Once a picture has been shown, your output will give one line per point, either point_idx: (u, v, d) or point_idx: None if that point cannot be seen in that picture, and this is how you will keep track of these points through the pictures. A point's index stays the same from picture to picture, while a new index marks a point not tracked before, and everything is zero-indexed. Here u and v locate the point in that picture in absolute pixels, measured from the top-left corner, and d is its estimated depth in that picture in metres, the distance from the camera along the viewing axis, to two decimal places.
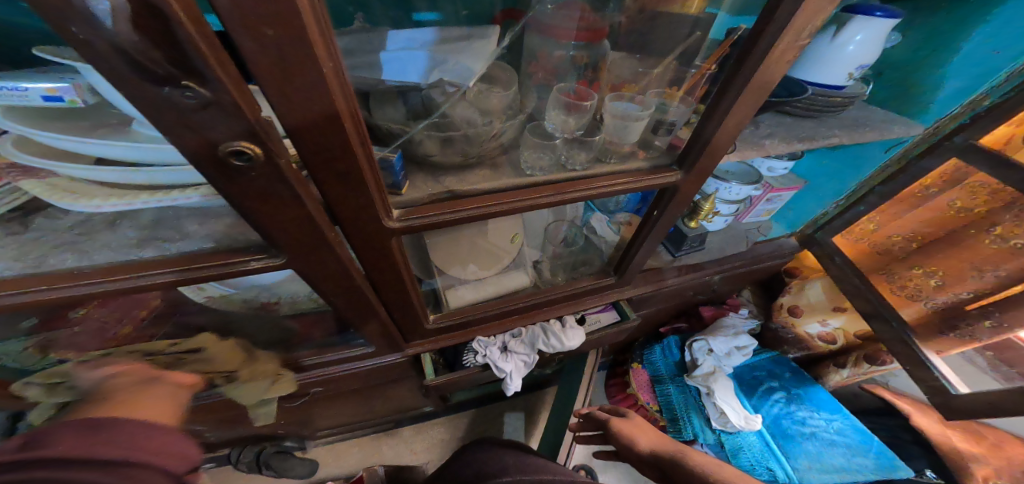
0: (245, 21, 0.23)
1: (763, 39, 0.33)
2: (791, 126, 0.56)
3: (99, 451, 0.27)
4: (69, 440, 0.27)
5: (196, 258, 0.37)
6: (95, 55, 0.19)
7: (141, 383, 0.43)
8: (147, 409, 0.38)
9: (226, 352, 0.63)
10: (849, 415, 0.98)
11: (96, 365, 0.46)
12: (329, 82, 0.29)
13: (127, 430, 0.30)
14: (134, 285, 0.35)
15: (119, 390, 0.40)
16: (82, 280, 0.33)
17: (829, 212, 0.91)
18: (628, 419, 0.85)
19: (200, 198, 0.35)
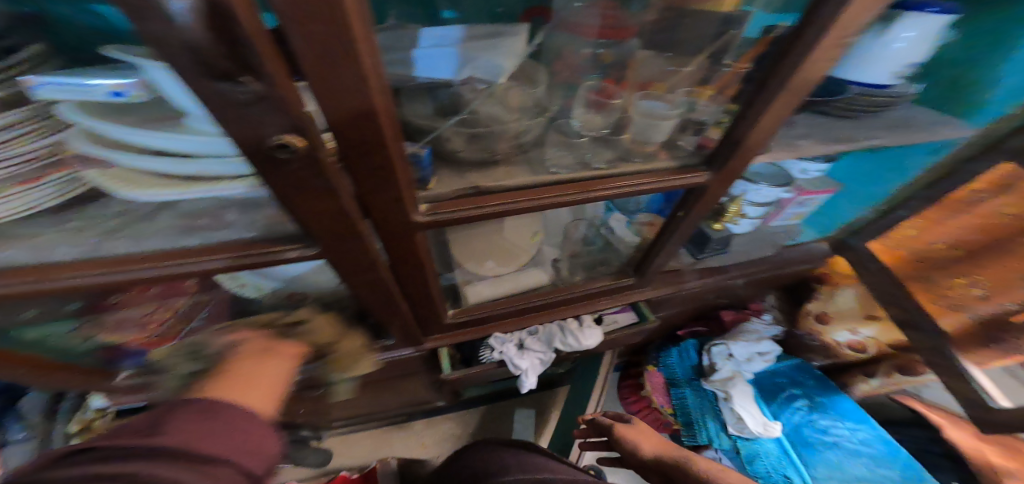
0: (295, 19, 0.24)
1: (807, 35, 0.32)
2: (829, 126, 0.55)
3: (200, 444, 0.30)
4: (180, 429, 0.31)
5: (245, 246, 0.39)
6: (167, 51, 0.20)
7: (261, 357, 0.48)
8: (262, 389, 0.43)
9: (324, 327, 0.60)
10: (875, 426, 0.93)
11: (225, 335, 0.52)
12: (369, 78, 0.30)
13: (226, 423, 0.34)
14: (182, 270, 0.37)
15: (242, 365, 0.45)
16: (135, 265, 0.35)
17: (864, 217, 0.89)
18: (631, 424, 0.84)
19: (245, 189, 0.37)
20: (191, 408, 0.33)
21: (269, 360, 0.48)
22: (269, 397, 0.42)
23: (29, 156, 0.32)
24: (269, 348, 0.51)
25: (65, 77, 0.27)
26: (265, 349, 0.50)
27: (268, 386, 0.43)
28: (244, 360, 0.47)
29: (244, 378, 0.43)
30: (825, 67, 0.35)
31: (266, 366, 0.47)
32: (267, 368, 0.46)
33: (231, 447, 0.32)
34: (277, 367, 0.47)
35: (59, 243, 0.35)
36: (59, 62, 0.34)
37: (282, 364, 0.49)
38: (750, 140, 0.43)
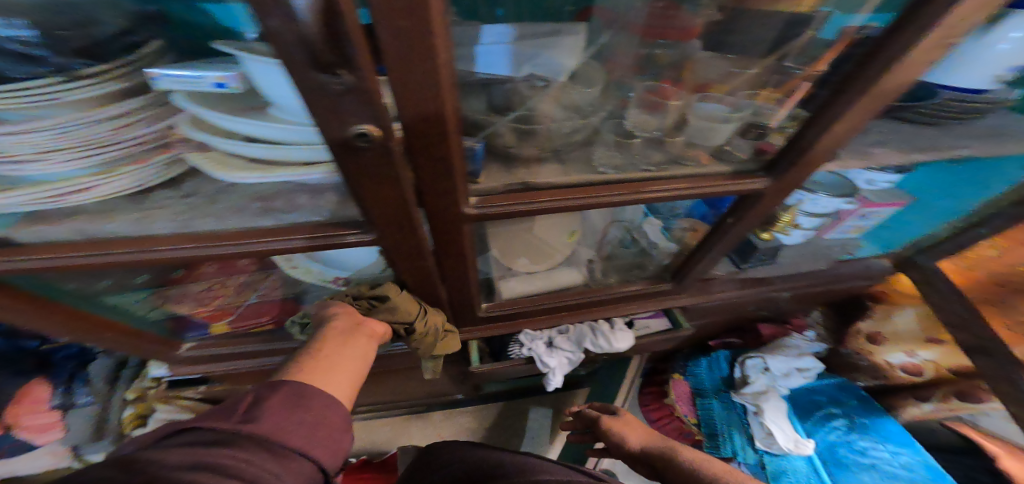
0: (386, 13, 0.25)
1: (900, 37, 0.30)
2: (909, 134, 0.52)
3: (289, 437, 0.33)
4: (276, 419, 0.34)
5: (322, 227, 0.42)
6: (283, 42, 0.23)
7: (349, 334, 0.52)
8: (348, 371, 0.46)
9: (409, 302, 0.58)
10: (921, 452, 0.87)
11: (330, 308, 0.55)
12: (440, 73, 0.31)
13: (314, 414, 0.37)
14: (269, 247, 0.41)
15: (333, 343, 0.49)
16: (219, 240, 0.39)
17: (940, 232, 0.80)
18: (617, 416, 0.82)
19: (323, 174, 0.41)
20: (284, 393, 0.37)
21: (356, 340, 0.51)
22: (351, 380, 0.46)
23: (140, 140, 0.36)
24: (357, 325, 0.54)
25: (181, 70, 0.31)
26: (354, 326, 0.53)
27: (352, 370, 0.47)
28: (334, 337, 0.50)
29: (333, 359, 0.46)
30: (915, 70, 0.33)
31: (353, 346, 0.50)
32: (351, 349, 0.49)
33: (313, 439, 0.35)
34: (359, 348, 0.50)
35: (158, 218, 0.38)
36: (168, 56, 0.38)
37: (365, 345, 0.52)
38: (815, 144, 0.42)
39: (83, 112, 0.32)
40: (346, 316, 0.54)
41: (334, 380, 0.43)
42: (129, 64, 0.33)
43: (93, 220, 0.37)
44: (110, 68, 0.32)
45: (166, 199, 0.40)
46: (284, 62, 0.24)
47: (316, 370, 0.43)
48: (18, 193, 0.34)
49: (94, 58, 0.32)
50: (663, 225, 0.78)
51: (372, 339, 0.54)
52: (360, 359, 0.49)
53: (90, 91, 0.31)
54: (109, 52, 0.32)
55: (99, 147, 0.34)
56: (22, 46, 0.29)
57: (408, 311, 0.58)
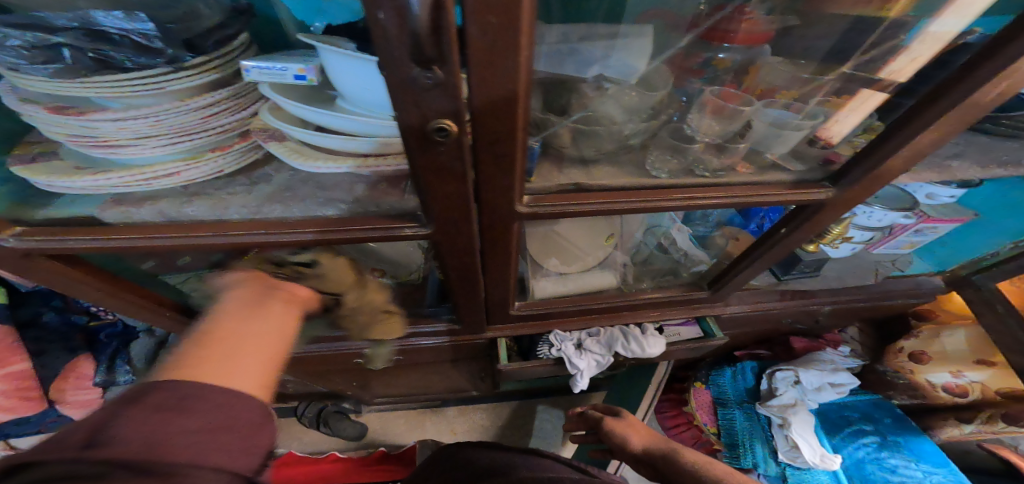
0: (478, 9, 0.26)
1: (1009, 47, 0.29)
2: (988, 145, 0.50)
3: (165, 452, 0.19)
4: (135, 426, 0.20)
5: (337, 222, 0.42)
6: (387, 37, 0.23)
7: (258, 300, 0.36)
8: (259, 352, 0.31)
9: (343, 271, 0.49)
10: (955, 472, 0.85)
11: (225, 274, 0.40)
12: (519, 70, 0.31)
13: (204, 419, 0.22)
14: (288, 239, 0.40)
15: (229, 318, 0.32)
16: (284, 228, 0.40)
17: (1000, 252, 0.77)
18: (620, 418, 0.81)
19: (347, 168, 0.40)
20: (152, 401, 0.22)
21: (269, 309, 0.36)
22: (267, 365, 0.30)
23: (225, 128, 0.39)
24: (272, 290, 0.38)
25: (269, 62, 0.32)
26: (266, 291, 0.37)
27: (266, 352, 0.31)
28: (231, 309, 0.33)
29: (231, 339, 0.30)
30: (1019, 80, 0.32)
31: (263, 320, 0.34)
32: (262, 325, 0.33)
33: (216, 447, 0.21)
34: (273, 321, 0.35)
35: (231, 204, 0.40)
36: (250, 48, 0.40)
37: (287, 316, 0.37)
38: (892, 155, 0.41)
39: (177, 101, 0.35)
40: (250, 281, 0.38)
41: (238, 364, 0.28)
42: (226, 57, 0.36)
43: (173, 204, 0.39)
44: (207, 60, 0.34)
45: (239, 187, 0.42)
46: (384, 56, 0.25)
47: (205, 356, 0.27)
48: (114, 176, 0.37)
49: (194, 51, 0.34)
50: (689, 229, 0.75)
51: (294, 305, 0.39)
52: (276, 336, 0.34)
53: (194, 80, 0.34)
54: (206, 44, 0.35)
55: (188, 134, 0.37)
56: (144, 39, 0.31)
57: (342, 279, 0.48)
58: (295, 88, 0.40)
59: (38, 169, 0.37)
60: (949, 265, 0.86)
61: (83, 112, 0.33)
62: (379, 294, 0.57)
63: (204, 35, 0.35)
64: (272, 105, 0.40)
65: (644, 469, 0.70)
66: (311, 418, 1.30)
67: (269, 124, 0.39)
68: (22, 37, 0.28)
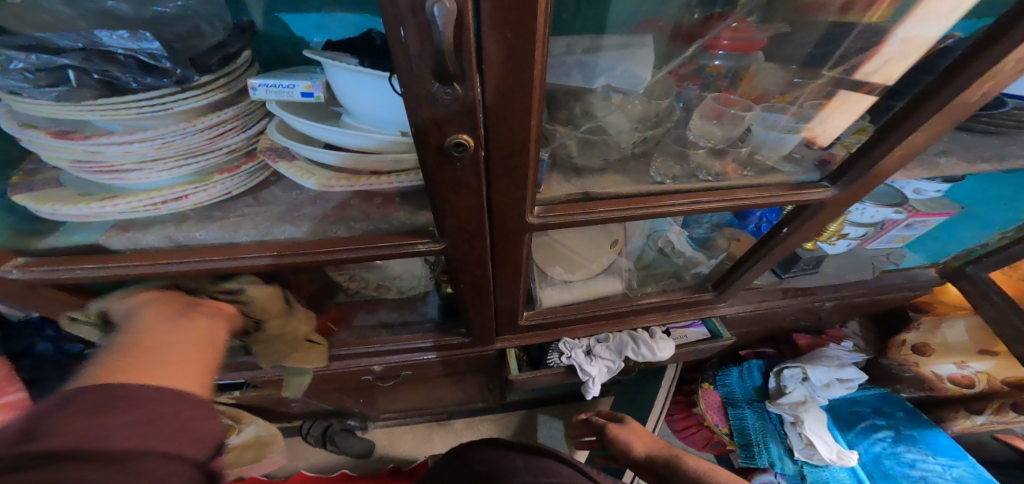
0: (496, 26, 0.26)
1: (992, 50, 0.31)
2: (973, 143, 0.52)
3: (106, 442, 0.23)
4: (75, 422, 0.23)
5: (306, 244, 0.40)
6: (407, 51, 0.24)
7: (174, 317, 0.40)
8: (186, 356, 0.35)
9: (272, 298, 0.52)
10: (974, 464, 0.86)
11: (134, 294, 0.42)
12: (534, 84, 0.32)
13: (144, 409, 0.26)
14: (249, 262, 0.38)
15: (147, 332, 0.36)
16: (292, 251, 0.39)
17: (989, 244, 0.79)
18: (623, 424, 0.80)
19: (313, 186, 0.39)
20: (91, 396, 0.25)
21: (193, 319, 0.41)
22: (197, 365, 0.35)
23: (231, 148, 0.38)
24: (189, 309, 0.42)
25: (277, 78, 0.32)
26: (185, 308, 0.42)
27: (190, 355, 0.36)
28: (150, 324, 0.37)
29: (151, 349, 0.34)
30: (1003, 81, 0.34)
31: (190, 330, 0.39)
32: (185, 335, 0.38)
33: (155, 432, 0.25)
34: (197, 330, 0.39)
35: (241, 226, 0.40)
36: (253, 68, 0.40)
37: (211, 326, 0.42)
38: (888, 154, 0.42)
39: (184, 122, 0.34)
40: (166, 299, 0.42)
41: (167, 368, 0.32)
42: (231, 74, 0.36)
43: (181, 228, 0.38)
44: (212, 79, 0.33)
45: (249, 208, 0.41)
46: (405, 70, 0.25)
47: (129, 364, 0.31)
48: (121, 202, 0.36)
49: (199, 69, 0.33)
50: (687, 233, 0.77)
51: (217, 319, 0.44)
52: (199, 341, 0.38)
53: (196, 101, 0.33)
54: (212, 63, 0.34)
55: (195, 156, 0.36)
56: (150, 59, 0.29)
57: (268, 307, 0.52)
58: (304, 106, 0.40)
59: (36, 197, 0.35)
60: (943, 258, 0.88)
61: (86, 136, 0.32)
62: (304, 325, 0.62)
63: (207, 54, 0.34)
64: (279, 123, 0.40)
65: (648, 476, 0.70)
66: (318, 437, 1.25)
67: (274, 142, 0.39)
68: (25, 59, 0.26)
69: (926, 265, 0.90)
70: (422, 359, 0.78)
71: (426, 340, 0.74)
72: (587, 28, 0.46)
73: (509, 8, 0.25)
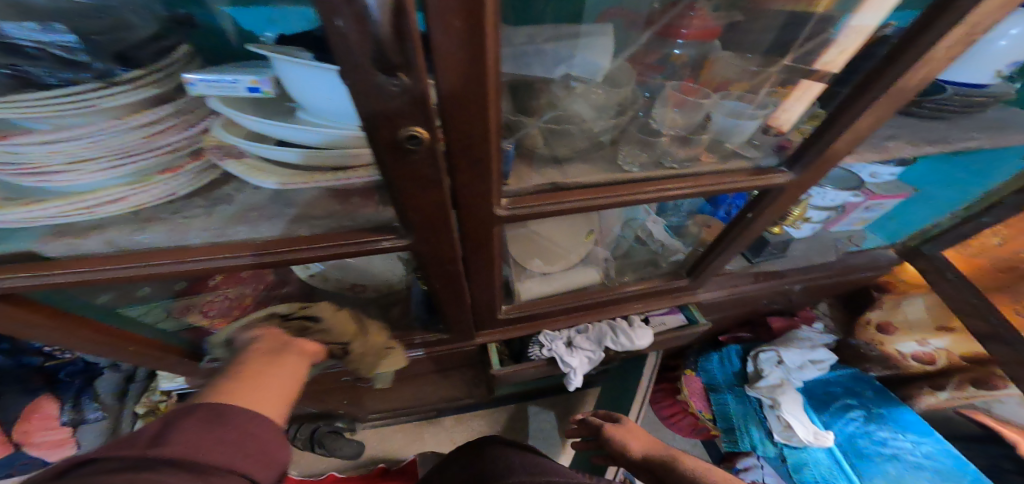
0: (442, 14, 0.25)
1: (924, 35, 0.32)
2: (919, 127, 0.55)
3: (205, 456, 0.26)
4: (188, 437, 0.26)
5: (283, 242, 0.40)
6: (347, 42, 0.22)
7: (277, 350, 0.46)
8: (281, 386, 0.40)
9: (342, 322, 0.61)
10: (940, 440, 0.90)
11: (250, 329, 0.53)
12: (488, 72, 0.31)
13: (238, 431, 0.29)
14: (229, 262, 0.38)
15: (255, 362, 0.42)
16: (246, 250, 0.38)
17: (941, 224, 0.84)
18: (619, 424, 0.83)
19: (274, 185, 0.39)
20: (199, 415, 0.29)
21: (286, 358, 0.45)
22: (287, 397, 0.39)
23: (173, 146, 0.36)
24: (286, 344, 0.49)
25: (216, 75, 0.31)
26: (282, 345, 0.48)
27: (282, 385, 0.40)
28: (257, 356, 0.43)
29: (258, 375, 0.39)
30: (936, 66, 0.35)
31: (282, 362, 0.44)
32: (281, 368, 0.43)
33: (238, 454, 0.28)
34: (290, 366, 0.44)
35: (190, 227, 0.38)
36: (193, 62, 0.38)
37: (301, 363, 0.47)
38: (838, 138, 0.43)
39: (115, 119, 0.32)
40: (270, 338, 0.49)
41: (262, 392, 0.37)
42: (166, 70, 0.34)
43: (123, 231, 0.36)
44: (144, 71, 0.32)
45: (201, 209, 0.40)
46: (344, 63, 0.24)
47: (240, 386, 0.36)
48: (50, 205, 0.34)
49: (128, 64, 0.32)
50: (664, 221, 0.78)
51: (305, 357, 0.49)
52: (289, 373, 0.43)
53: (124, 96, 0.31)
54: (142, 57, 0.33)
55: (134, 155, 0.34)
56: (66, 52, 0.29)
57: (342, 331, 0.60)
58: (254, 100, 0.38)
59: None
60: (898, 237, 0.93)
61: (1, 136, 0.29)
62: (381, 335, 0.67)
63: (139, 47, 0.33)
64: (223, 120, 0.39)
65: (644, 476, 0.72)
66: (304, 441, 1.21)
67: (220, 140, 0.37)
68: None
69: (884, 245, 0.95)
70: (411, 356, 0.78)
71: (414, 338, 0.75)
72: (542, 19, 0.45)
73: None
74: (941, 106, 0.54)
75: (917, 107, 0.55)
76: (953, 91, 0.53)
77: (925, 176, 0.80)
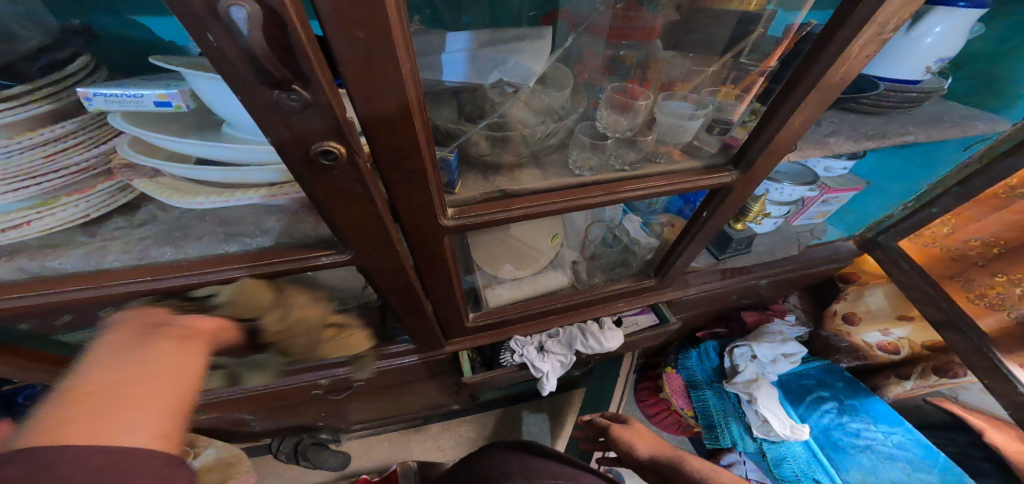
0: (341, 25, 0.24)
1: (841, 33, 0.33)
2: (856, 123, 0.56)
3: None
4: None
5: (267, 254, 0.40)
6: (227, 59, 0.21)
7: (145, 337, 0.35)
8: (153, 389, 0.31)
9: (257, 294, 0.44)
10: (911, 429, 0.92)
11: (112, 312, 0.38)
12: (406, 80, 0.30)
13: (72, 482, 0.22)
14: (220, 277, 0.39)
15: (103, 367, 0.31)
16: (226, 265, 0.39)
17: (894, 214, 0.85)
18: (627, 425, 0.82)
19: (260, 198, 0.40)
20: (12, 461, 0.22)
21: (155, 346, 0.34)
22: (172, 409, 0.31)
23: (81, 166, 0.36)
24: (153, 329, 0.36)
25: (117, 89, 0.29)
26: (139, 338, 0.35)
27: (161, 392, 0.31)
28: (110, 356, 0.32)
29: (108, 385, 0.29)
30: (854, 64, 0.36)
31: (156, 355, 0.33)
32: (153, 364, 0.33)
33: None
34: (167, 357, 0.34)
35: (109, 251, 0.38)
36: (99, 76, 0.36)
37: (184, 351, 0.36)
38: (775, 137, 0.44)
39: (4, 140, 0.30)
40: (127, 331, 0.35)
41: (123, 411, 0.28)
42: (59, 84, 0.32)
43: (34, 257, 0.36)
44: (31, 88, 0.30)
45: (129, 231, 0.39)
46: (231, 81, 0.23)
47: (82, 408, 0.27)
48: None
49: (15, 79, 0.30)
50: (642, 220, 0.79)
51: (184, 342, 0.37)
52: (170, 367, 0.34)
53: (12, 114, 0.29)
54: (31, 70, 0.31)
55: (33, 177, 0.33)
56: None
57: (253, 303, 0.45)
58: (159, 115, 0.37)
59: None
60: (857, 229, 0.94)
61: None
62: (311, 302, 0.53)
63: (27, 59, 0.32)
64: (134, 139, 0.37)
65: (651, 478, 0.72)
66: (288, 453, 1.18)
67: (131, 159, 0.36)
68: None
69: (843, 237, 0.96)
70: (405, 362, 0.80)
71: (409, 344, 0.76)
72: (469, 23, 0.43)
73: (348, 5, 0.23)
74: (877, 101, 0.55)
75: (853, 103, 0.56)
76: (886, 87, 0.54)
77: (876, 170, 0.85)
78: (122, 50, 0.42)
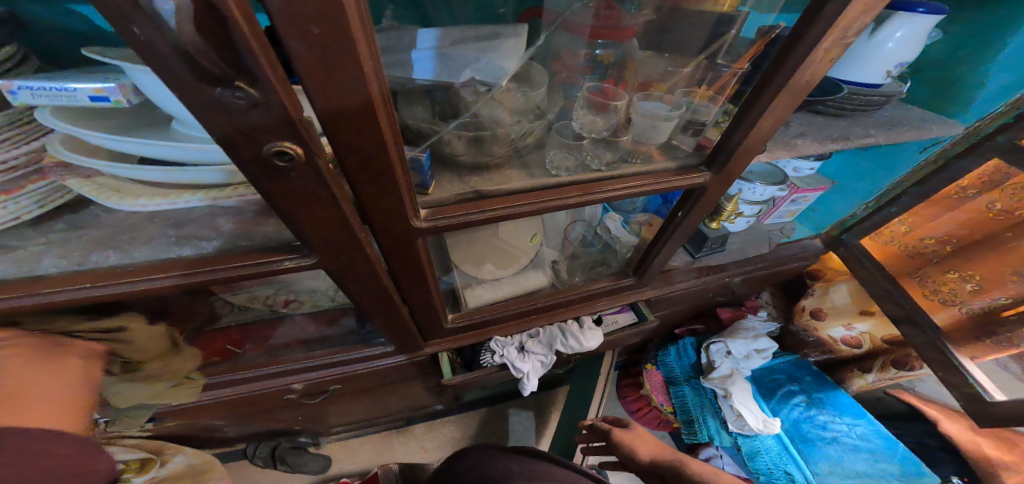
0: (293, 20, 0.22)
1: (806, 36, 0.33)
2: (823, 125, 0.58)
3: None
4: None
5: (210, 261, 0.38)
6: (157, 52, 0.19)
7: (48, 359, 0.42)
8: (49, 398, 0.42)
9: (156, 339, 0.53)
10: (873, 421, 0.96)
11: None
12: (368, 79, 0.28)
13: None
14: (149, 286, 0.36)
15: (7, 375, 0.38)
16: (154, 273, 0.36)
17: (856, 213, 0.90)
18: (628, 429, 0.84)
19: (199, 201, 0.38)
20: None
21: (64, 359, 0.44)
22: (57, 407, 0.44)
23: (8, 163, 0.33)
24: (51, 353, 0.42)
25: (43, 81, 0.26)
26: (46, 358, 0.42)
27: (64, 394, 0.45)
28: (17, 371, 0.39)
29: None
30: (819, 68, 0.37)
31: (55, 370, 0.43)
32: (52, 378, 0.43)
33: None
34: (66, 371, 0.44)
35: (45, 255, 0.35)
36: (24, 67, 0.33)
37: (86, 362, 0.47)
38: (744, 140, 0.44)
39: None
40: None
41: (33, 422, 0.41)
42: None
43: None
44: None
45: (67, 235, 0.37)
46: (163, 76, 0.20)
47: None
48: None
49: None
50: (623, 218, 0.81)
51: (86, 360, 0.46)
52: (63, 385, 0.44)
53: None
54: None
55: None
56: None
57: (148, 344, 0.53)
58: (99, 111, 0.34)
59: None
60: (823, 228, 0.98)
61: None
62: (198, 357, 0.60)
63: None
64: (69, 136, 0.35)
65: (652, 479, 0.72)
66: (265, 457, 1.15)
67: (62, 158, 0.33)
68: None
69: (810, 235, 1.00)
70: (390, 362, 0.77)
71: (399, 355, 0.77)
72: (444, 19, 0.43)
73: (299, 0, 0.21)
74: (840, 105, 0.57)
75: (821, 105, 0.58)
76: (850, 90, 0.56)
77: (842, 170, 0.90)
78: (54, 37, 0.39)
